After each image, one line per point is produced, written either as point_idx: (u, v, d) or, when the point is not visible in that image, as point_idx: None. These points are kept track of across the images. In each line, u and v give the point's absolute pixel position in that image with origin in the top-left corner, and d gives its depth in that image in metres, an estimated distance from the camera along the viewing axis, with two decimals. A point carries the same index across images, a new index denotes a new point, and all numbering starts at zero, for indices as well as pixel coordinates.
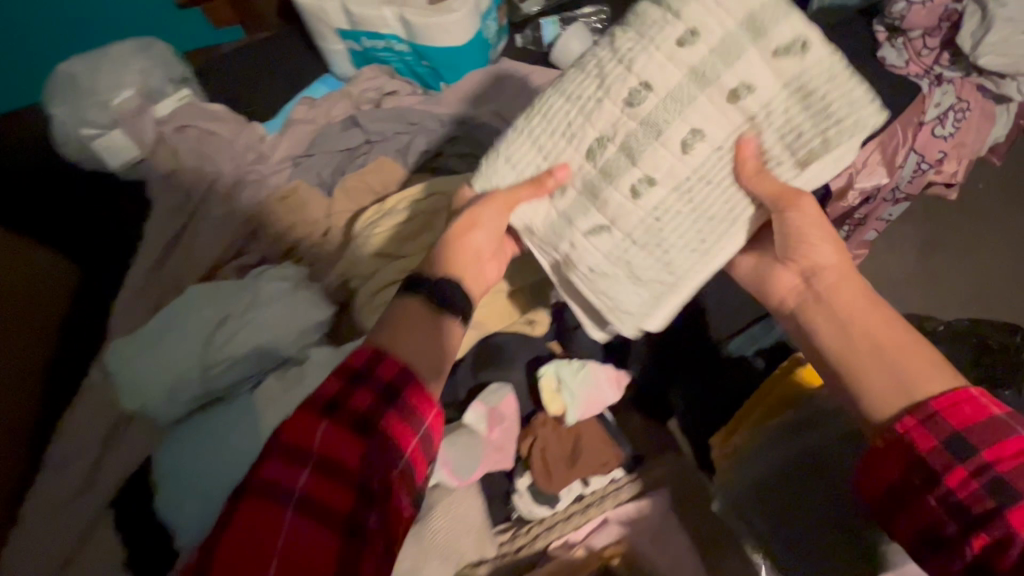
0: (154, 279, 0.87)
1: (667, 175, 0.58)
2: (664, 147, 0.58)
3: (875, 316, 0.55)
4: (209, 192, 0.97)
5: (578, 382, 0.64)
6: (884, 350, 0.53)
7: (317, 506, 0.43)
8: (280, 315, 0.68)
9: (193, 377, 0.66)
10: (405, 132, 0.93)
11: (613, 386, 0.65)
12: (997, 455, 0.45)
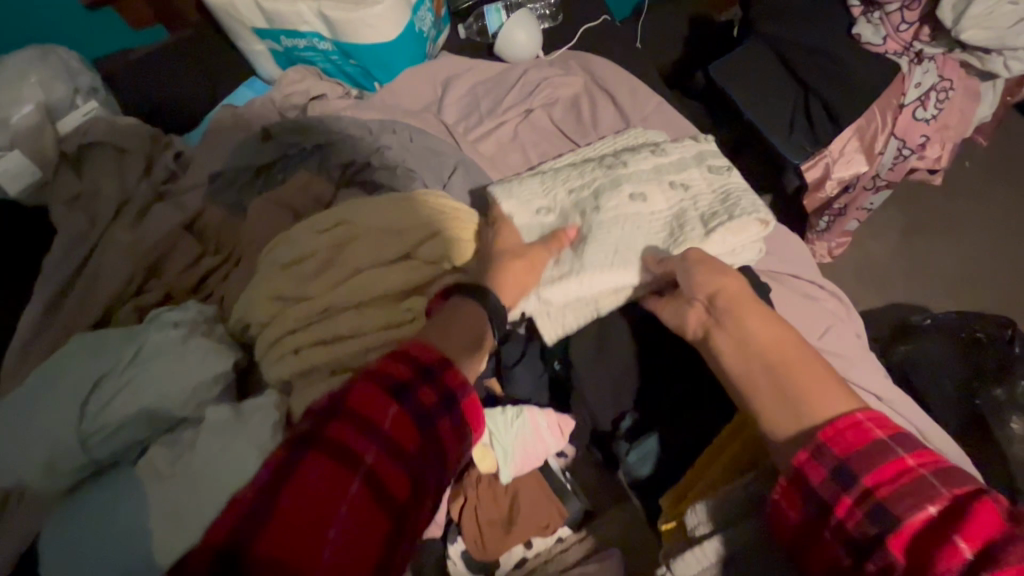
0: (51, 319, 0.78)
1: (612, 209, 0.63)
2: (621, 192, 0.64)
3: (779, 342, 0.49)
4: (113, 215, 0.87)
5: (511, 435, 0.56)
6: (791, 384, 0.46)
7: (377, 492, 0.39)
8: (170, 370, 0.59)
9: (65, 449, 0.57)
10: (328, 141, 0.83)
11: (553, 434, 0.58)
12: (877, 481, 0.40)
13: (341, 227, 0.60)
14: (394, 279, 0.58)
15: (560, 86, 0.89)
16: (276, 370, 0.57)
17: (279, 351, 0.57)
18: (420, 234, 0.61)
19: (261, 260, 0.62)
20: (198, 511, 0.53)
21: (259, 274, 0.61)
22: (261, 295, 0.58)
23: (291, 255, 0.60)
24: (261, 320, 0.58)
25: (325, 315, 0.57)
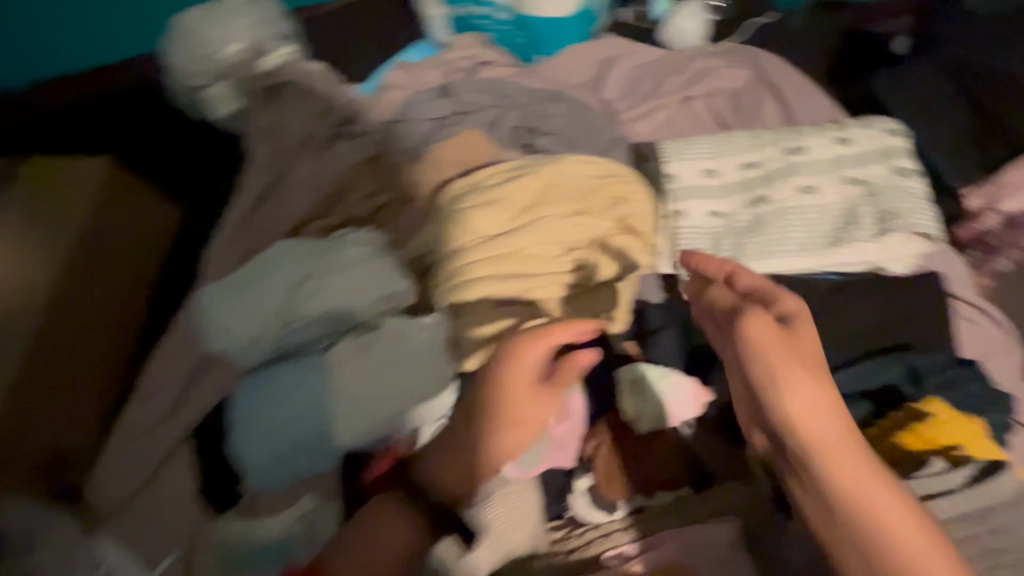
0: (244, 226, 0.90)
1: (778, 202, 0.68)
2: (789, 185, 0.69)
3: (844, 456, 0.53)
4: (298, 146, 0.98)
5: (660, 388, 0.62)
6: (858, 516, 0.50)
7: None
8: (358, 281, 0.68)
9: (273, 328, 0.69)
10: (497, 105, 0.90)
11: (696, 397, 0.63)
12: None
13: (523, 177, 0.65)
14: (576, 227, 0.63)
15: (726, 76, 0.91)
16: (458, 290, 0.64)
17: (455, 281, 0.64)
18: (595, 195, 0.65)
19: (444, 197, 0.68)
20: (377, 396, 0.63)
21: (443, 210, 0.67)
22: (453, 224, 0.65)
23: (474, 197, 0.65)
24: (449, 244, 0.65)
25: (502, 255, 0.63)
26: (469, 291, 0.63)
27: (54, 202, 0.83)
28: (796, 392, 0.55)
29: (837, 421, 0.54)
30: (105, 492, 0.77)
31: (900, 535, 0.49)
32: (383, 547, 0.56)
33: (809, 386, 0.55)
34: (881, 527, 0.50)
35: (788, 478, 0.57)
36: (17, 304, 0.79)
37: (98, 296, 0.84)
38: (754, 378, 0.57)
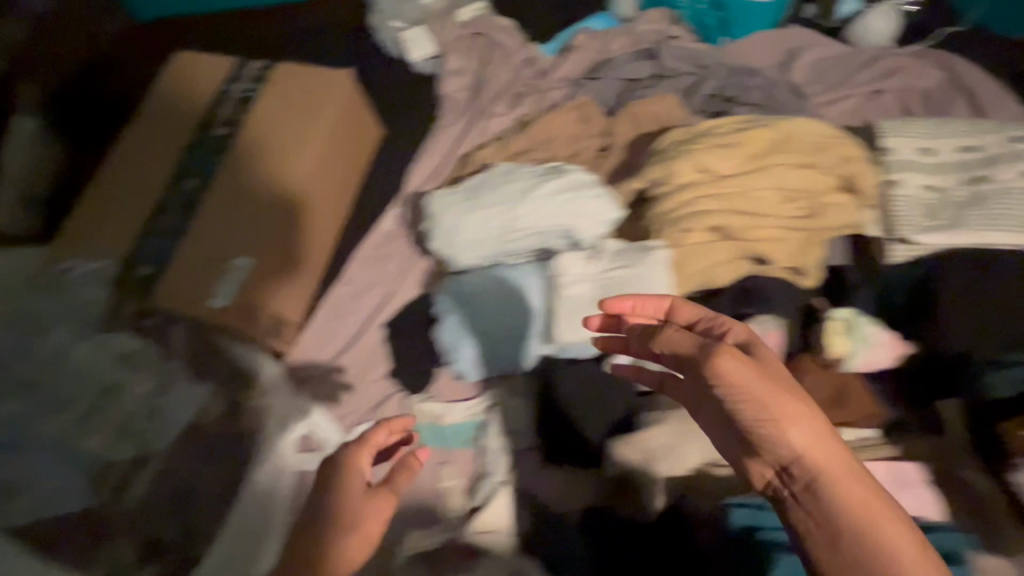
0: (443, 153, 1.01)
1: (998, 182, 0.71)
2: (1012, 167, 0.71)
3: (842, 476, 0.46)
4: (492, 97, 1.09)
5: (872, 329, 0.67)
6: (857, 542, 0.44)
7: None
8: (582, 202, 0.76)
9: (507, 235, 0.77)
10: (693, 75, 0.96)
11: (902, 348, 0.69)
12: None
13: (755, 126, 0.72)
14: (809, 180, 0.70)
15: (916, 76, 0.95)
16: (692, 219, 0.70)
17: (680, 210, 0.71)
18: (823, 151, 0.71)
19: (669, 138, 0.75)
20: (598, 313, 0.71)
21: (670, 148, 0.74)
22: (688, 161, 0.71)
23: (707, 139, 0.72)
24: (686, 180, 0.71)
25: (730, 192, 0.70)
26: (704, 223, 0.70)
27: (294, 99, 0.91)
28: (799, 430, 0.45)
29: (825, 439, 0.46)
30: (310, 361, 0.89)
31: (891, 534, 0.44)
32: (349, 549, 0.53)
33: (790, 404, 0.45)
34: (875, 540, 0.43)
35: (773, 501, 0.49)
36: (260, 181, 0.85)
37: (326, 189, 0.91)
38: (747, 425, 0.46)
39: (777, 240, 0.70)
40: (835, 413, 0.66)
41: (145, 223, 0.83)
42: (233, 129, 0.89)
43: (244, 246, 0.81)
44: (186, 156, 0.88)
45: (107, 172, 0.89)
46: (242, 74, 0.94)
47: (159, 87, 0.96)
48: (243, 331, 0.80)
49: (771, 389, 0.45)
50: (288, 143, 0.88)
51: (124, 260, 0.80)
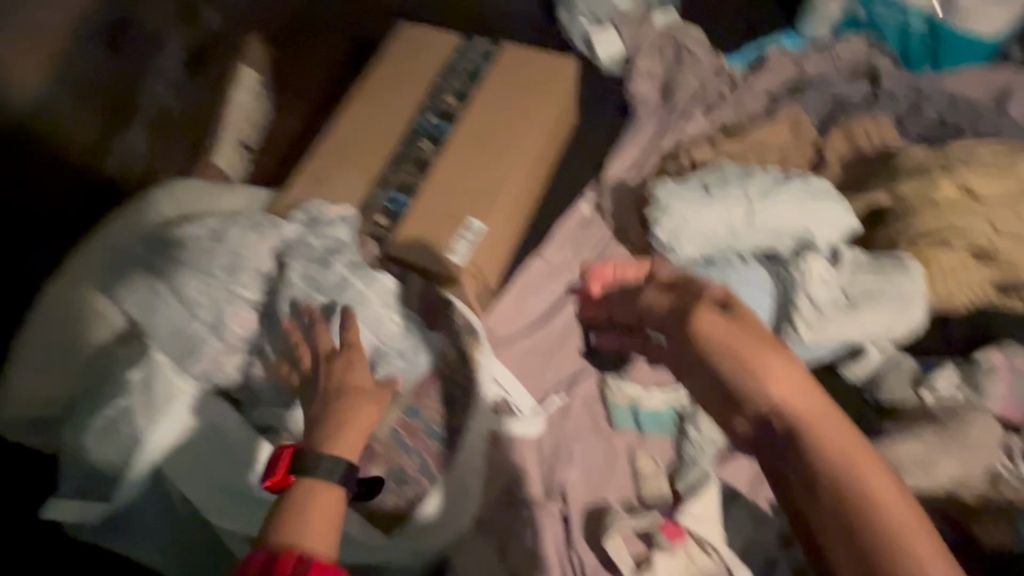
0: (642, 149, 1.04)
1: None
2: None
3: (815, 417, 0.46)
4: (686, 100, 1.10)
5: None
6: (862, 491, 0.43)
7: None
8: (826, 207, 0.77)
9: (743, 229, 0.79)
10: (910, 101, 0.97)
11: None
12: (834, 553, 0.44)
13: (1017, 157, 0.75)
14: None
15: None
16: (954, 235, 0.71)
17: (939, 225, 0.72)
18: None
19: (920, 158, 0.78)
20: (848, 323, 0.70)
21: (924, 167, 0.76)
22: (952, 179, 0.73)
23: (967, 163, 0.75)
24: (948, 199, 0.73)
25: (996, 214, 0.71)
26: (967, 242, 0.71)
27: (523, 80, 0.97)
28: (771, 370, 0.47)
29: (806, 384, 0.47)
30: (506, 328, 0.91)
31: (882, 491, 0.44)
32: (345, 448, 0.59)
33: (762, 350, 0.48)
34: (870, 489, 0.44)
35: (768, 471, 0.48)
36: (491, 150, 0.91)
37: (538, 169, 0.97)
38: (731, 374, 0.48)
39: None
40: None
41: (381, 176, 0.90)
42: (464, 99, 0.95)
43: (479, 209, 0.87)
44: (419, 119, 0.94)
45: (339, 121, 0.96)
46: (471, 48, 1.00)
47: (389, 53, 1.02)
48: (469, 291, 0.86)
49: (733, 334, 0.49)
50: (519, 119, 0.93)
51: (363, 204, 0.88)
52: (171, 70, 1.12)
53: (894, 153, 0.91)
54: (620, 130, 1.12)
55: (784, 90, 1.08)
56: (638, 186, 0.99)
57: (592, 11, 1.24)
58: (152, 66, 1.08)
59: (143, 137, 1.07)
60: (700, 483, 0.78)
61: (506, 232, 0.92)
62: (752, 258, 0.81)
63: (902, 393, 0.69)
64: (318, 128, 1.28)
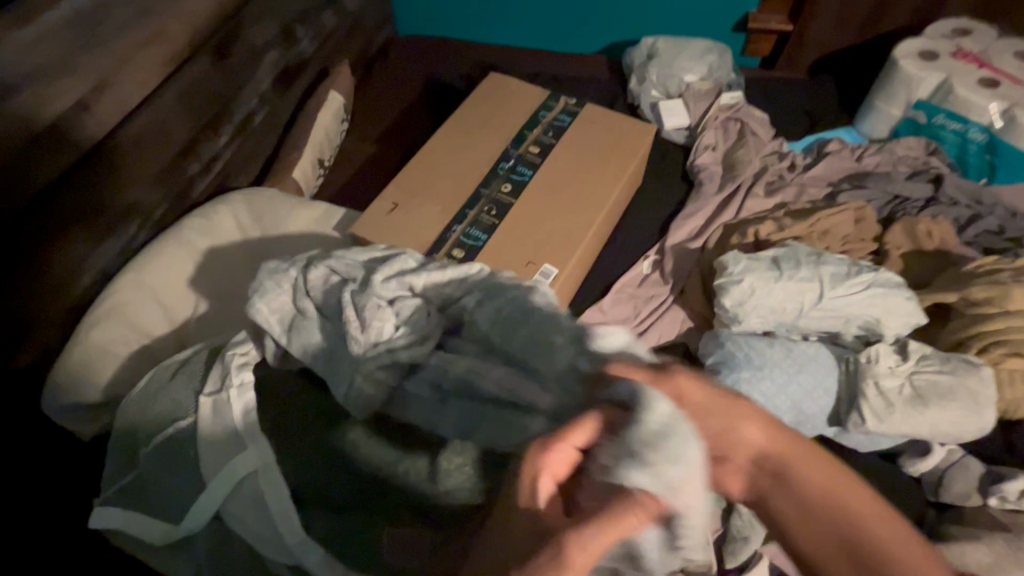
0: (703, 219, 1.08)
1: None
2: None
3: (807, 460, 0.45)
4: (748, 177, 1.14)
5: None
6: (849, 527, 0.43)
7: None
8: (895, 300, 0.79)
9: (812, 308, 0.80)
10: (970, 208, 1.01)
11: None
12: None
13: None
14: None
15: None
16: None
17: (1008, 332, 0.73)
18: None
19: (988, 265, 0.80)
20: (918, 418, 0.70)
21: (993, 274, 0.78)
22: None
23: None
24: (1019, 308, 0.74)
25: None
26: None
27: (603, 138, 1.01)
28: (749, 428, 0.46)
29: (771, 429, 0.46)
30: None
31: (885, 534, 0.43)
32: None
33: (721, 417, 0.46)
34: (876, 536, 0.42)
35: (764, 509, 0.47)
36: (568, 201, 0.94)
37: (609, 222, 1.00)
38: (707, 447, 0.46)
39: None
40: None
41: (459, 211, 0.93)
42: (545, 150, 1.00)
43: (552, 255, 0.89)
44: (500, 163, 0.98)
45: (423, 155, 1.00)
46: (553, 104, 1.06)
47: (475, 98, 1.08)
48: None
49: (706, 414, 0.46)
50: (597, 173, 0.97)
51: (440, 236, 0.91)
52: (263, 85, 1.18)
53: (954, 256, 0.94)
54: (681, 197, 1.16)
55: (845, 181, 1.12)
56: (699, 253, 1.03)
57: (662, 85, 1.32)
58: (249, 80, 1.14)
59: (227, 143, 1.12)
60: (750, 561, 0.76)
61: (573, 280, 0.94)
62: (817, 338, 0.82)
63: (969, 497, 0.69)
64: (387, 156, 1.33)
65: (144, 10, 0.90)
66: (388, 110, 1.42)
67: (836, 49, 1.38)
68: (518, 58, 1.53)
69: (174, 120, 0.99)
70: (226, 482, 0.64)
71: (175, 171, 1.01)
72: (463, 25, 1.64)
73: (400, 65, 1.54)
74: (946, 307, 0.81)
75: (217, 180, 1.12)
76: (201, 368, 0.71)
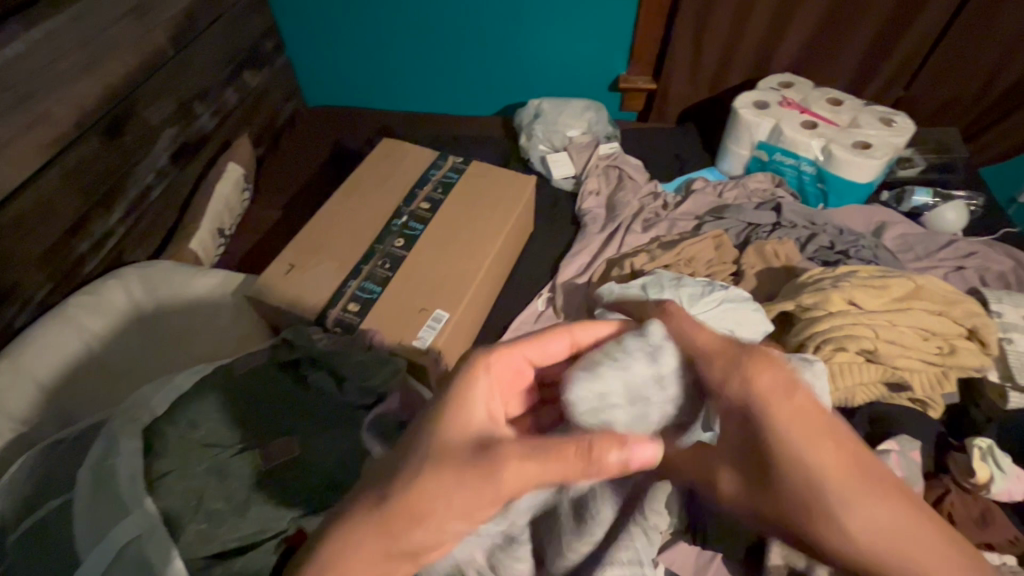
0: (589, 257, 1.19)
1: None
2: None
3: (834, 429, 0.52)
4: (627, 216, 1.27)
5: (1010, 464, 0.76)
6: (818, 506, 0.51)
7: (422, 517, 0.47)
8: (745, 312, 0.90)
9: None
10: (807, 229, 1.18)
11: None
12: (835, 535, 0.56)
13: (889, 277, 0.92)
14: (931, 327, 0.87)
15: (990, 260, 1.15)
16: (848, 339, 0.84)
17: (833, 330, 0.85)
18: (948, 306, 0.90)
19: (815, 276, 0.94)
20: None
21: (817, 283, 0.92)
22: (840, 293, 0.88)
23: (853, 279, 0.91)
24: (839, 307, 0.87)
25: (877, 322, 0.86)
26: (858, 344, 0.83)
27: (491, 190, 1.11)
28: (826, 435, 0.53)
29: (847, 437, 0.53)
30: None
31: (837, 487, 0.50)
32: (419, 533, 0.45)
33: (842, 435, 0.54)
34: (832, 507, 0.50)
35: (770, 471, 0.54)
36: (459, 248, 1.01)
37: (501, 265, 1.08)
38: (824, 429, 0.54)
39: (910, 368, 0.84)
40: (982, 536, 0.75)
41: (354, 267, 0.98)
42: (435, 204, 1.08)
43: (445, 300, 0.94)
44: (393, 219, 1.05)
45: (319, 216, 1.05)
46: (443, 163, 1.15)
47: (370, 161, 1.16)
48: (428, 379, 0.91)
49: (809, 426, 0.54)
50: (483, 222, 1.05)
51: (337, 291, 0.95)
52: (160, 160, 1.20)
53: (799, 270, 1.09)
54: (572, 238, 1.28)
55: (708, 214, 1.27)
56: (586, 287, 1.12)
57: (549, 140, 1.46)
58: (144, 156, 1.15)
59: (121, 219, 1.12)
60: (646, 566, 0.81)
61: (468, 321, 0.99)
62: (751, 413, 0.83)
63: None
64: (293, 218, 1.37)
65: (26, 96, 0.91)
66: (294, 176, 1.47)
67: (695, 103, 1.60)
68: (419, 122, 1.64)
69: (61, 198, 0.98)
70: (106, 554, 0.60)
71: (62, 250, 1.00)
72: (366, 94, 1.75)
73: (306, 135, 1.61)
74: (787, 314, 0.94)
75: (111, 256, 1.11)
76: (84, 443, 0.69)
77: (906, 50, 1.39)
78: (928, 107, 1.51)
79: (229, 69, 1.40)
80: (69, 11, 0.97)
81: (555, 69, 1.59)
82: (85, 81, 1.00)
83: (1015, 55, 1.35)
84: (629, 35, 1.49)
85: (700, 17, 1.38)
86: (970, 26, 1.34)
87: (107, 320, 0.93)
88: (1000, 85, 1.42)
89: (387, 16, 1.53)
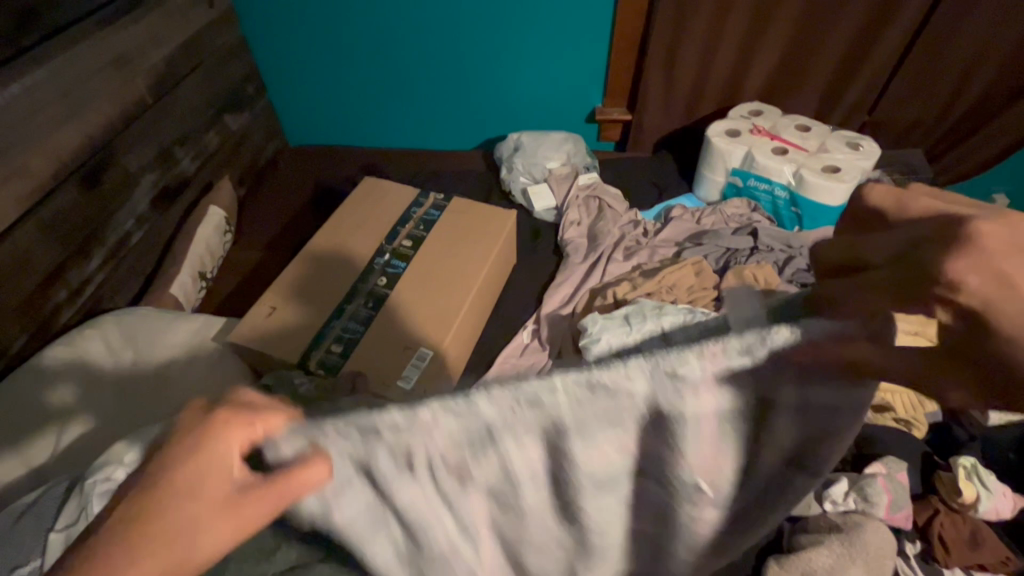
0: (572, 287, 1.20)
1: None
2: None
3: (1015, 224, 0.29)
4: (609, 245, 1.29)
5: (994, 482, 0.77)
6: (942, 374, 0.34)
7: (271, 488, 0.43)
8: None
9: None
10: (783, 252, 1.21)
11: (1012, 501, 0.79)
12: None
13: None
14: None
15: None
16: None
17: None
18: None
19: None
20: None
21: None
22: None
23: None
24: None
25: None
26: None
27: (472, 225, 1.12)
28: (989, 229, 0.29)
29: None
30: None
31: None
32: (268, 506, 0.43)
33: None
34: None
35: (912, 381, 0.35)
36: (442, 284, 1.02)
37: (484, 299, 1.08)
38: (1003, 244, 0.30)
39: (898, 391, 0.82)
40: (973, 556, 0.76)
41: (337, 309, 0.97)
42: (417, 241, 1.09)
43: (429, 338, 0.94)
44: (375, 258, 1.05)
45: (302, 257, 1.05)
46: (424, 201, 1.17)
47: (353, 201, 1.17)
48: None
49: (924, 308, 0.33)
50: (465, 257, 1.06)
51: (319, 333, 0.94)
52: (140, 206, 1.20)
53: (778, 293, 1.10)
54: (555, 269, 1.29)
55: (688, 240, 1.30)
56: (570, 317, 1.13)
57: (529, 172, 1.49)
58: (124, 202, 1.15)
59: (99, 266, 1.10)
60: None
61: (453, 357, 0.99)
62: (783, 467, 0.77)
63: (810, 506, 0.78)
64: (275, 258, 1.36)
65: (4, 149, 0.90)
66: (276, 217, 1.47)
67: (669, 132, 1.64)
68: (400, 158, 1.66)
69: (38, 249, 0.97)
70: None
71: (37, 301, 0.98)
72: (348, 133, 1.78)
73: (288, 174, 1.62)
74: None
75: (89, 303, 1.10)
76: (54, 504, 0.66)
77: (867, 78, 1.46)
78: (892, 131, 1.57)
79: (211, 114, 1.41)
80: (49, 65, 0.98)
81: (533, 105, 1.64)
82: (65, 132, 1.01)
83: (969, 80, 1.42)
84: (603, 70, 1.54)
85: (670, 51, 1.43)
86: (925, 55, 1.40)
87: (86, 370, 0.92)
88: (958, 109, 1.49)
89: (368, 58, 1.57)
